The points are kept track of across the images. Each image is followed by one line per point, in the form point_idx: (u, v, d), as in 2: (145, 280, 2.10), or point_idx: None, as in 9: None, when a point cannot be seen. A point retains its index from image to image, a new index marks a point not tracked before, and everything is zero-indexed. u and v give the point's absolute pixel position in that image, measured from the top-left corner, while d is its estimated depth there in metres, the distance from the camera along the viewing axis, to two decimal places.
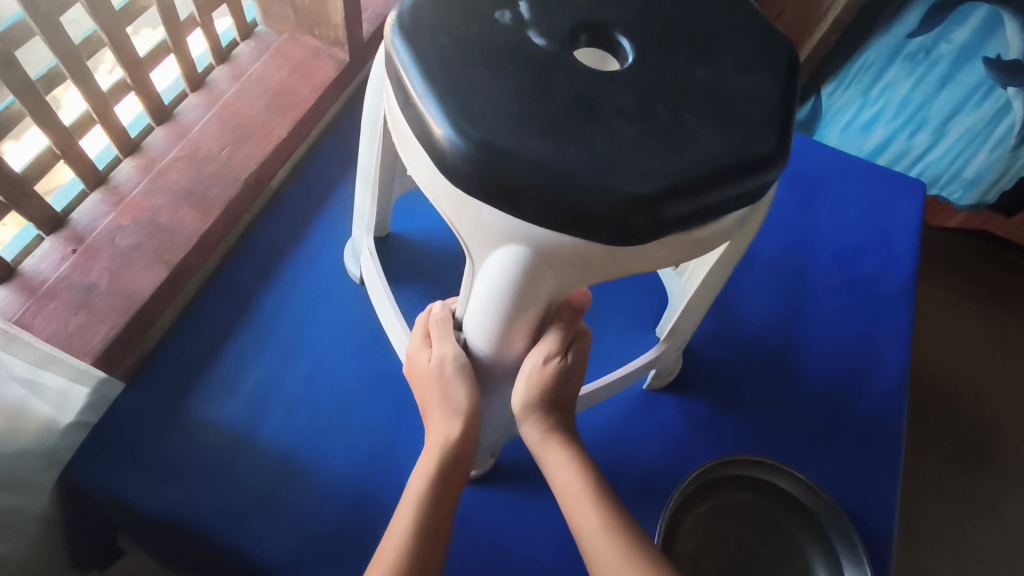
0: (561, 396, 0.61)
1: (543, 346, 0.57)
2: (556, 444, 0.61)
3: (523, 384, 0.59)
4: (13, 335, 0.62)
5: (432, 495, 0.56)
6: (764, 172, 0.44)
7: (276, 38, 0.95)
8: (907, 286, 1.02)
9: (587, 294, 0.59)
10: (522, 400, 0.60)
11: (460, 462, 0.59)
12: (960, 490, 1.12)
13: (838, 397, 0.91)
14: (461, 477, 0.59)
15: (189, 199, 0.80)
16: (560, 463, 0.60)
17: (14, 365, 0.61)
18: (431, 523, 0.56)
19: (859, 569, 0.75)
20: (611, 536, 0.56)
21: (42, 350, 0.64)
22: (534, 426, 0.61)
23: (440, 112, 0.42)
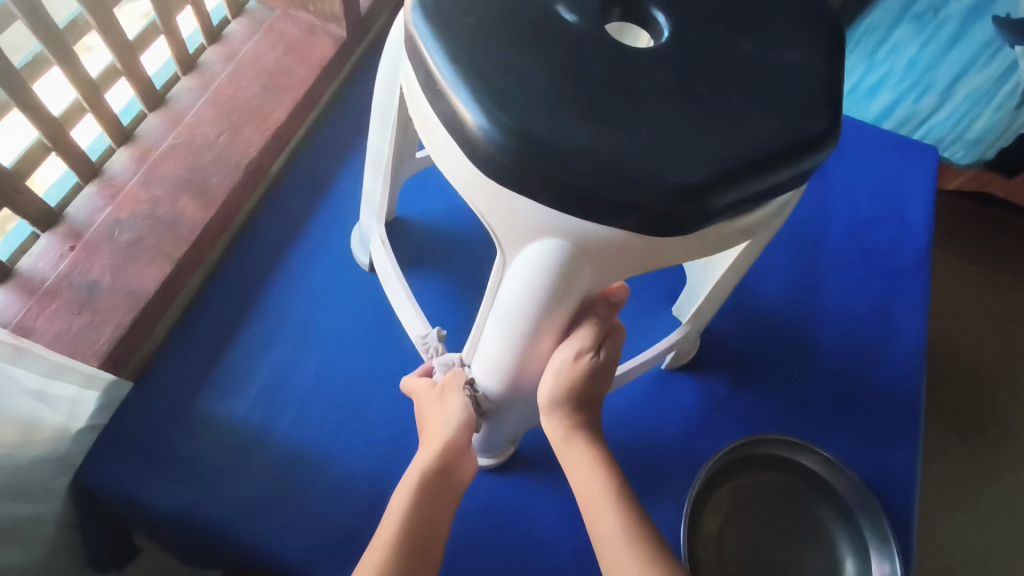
0: (589, 394, 0.61)
1: (575, 341, 0.56)
2: (580, 442, 0.60)
3: (551, 377, 0.58)
4: (24, 348, 0.59)
5: (425, 495, 0.57)
6: (813, 155, 0.42)
7: (269, 13, 0.90)
8: (924, 255, 1.00)
9: (626, 287, 0.57)
10: (547, 396, 0.59)
11: (450, 474, 0.59)
12: (978, 455, 1.12)
13: (857, 370, 0.90)
14: (454, 481, 0.59)
15: (188, 189, 0.77)
16: (582, 463, 0.59)
17: (24, 378, 0.59)
18: (422, 518, 0.56)
19: (882, 547, 0.74)
20: (632, 544, 0.55)
21: (53, 361, 0.62)
22: (558, 422, 0.61)
23: (470, 97, 0.39)
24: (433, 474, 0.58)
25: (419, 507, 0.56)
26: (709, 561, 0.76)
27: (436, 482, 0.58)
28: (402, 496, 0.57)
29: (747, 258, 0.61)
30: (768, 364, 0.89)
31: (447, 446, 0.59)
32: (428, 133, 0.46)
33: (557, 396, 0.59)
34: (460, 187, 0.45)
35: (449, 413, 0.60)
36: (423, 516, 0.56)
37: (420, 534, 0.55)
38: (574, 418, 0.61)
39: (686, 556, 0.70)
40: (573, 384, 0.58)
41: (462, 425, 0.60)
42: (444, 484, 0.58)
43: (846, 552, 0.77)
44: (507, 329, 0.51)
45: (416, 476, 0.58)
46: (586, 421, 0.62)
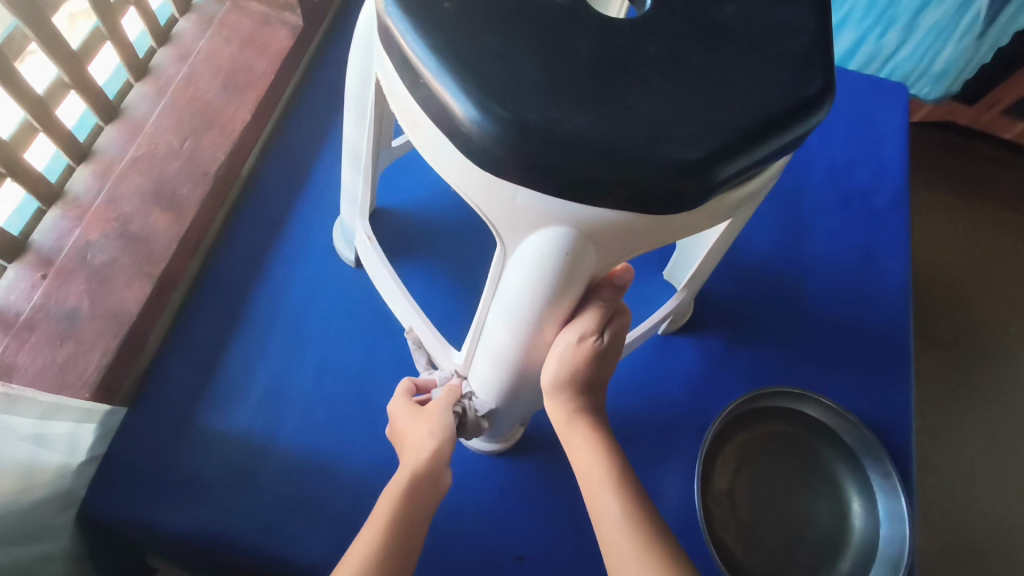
0: (593, 379, 0.60)
1: (579, 324, 0.55)
2: (581, 426, 0.60)
3: (554, 361, 0.57)
4: (15, 394, 0.57)
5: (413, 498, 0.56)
6: (812, 116, 0.41)
7: (218, 6, 0.85)
8: (902, 193, 1.02)
9: (631, 270, 0.58)
10: (551, 380, 0.59)
11: (436, 474, 0.58)
12: (965, 382, 1.15)
13: (848, 314, 0.92)
14: (439, 488, 0.58)
15: (158, 202, 0.74)
16: (584, 446, 0.59)
17: (17, 424, 0.57)
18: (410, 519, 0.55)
19: (888, 483, 0.76)
20: (632, 527, 0.53)
21: (46, 402, 0.60)
22: (561, 405, 0.61)
23: (457, 89, 0.38)
24: (422, 477, 0.57)
25: (404, 506, 0.55)
26: (723, 518, 0.78)
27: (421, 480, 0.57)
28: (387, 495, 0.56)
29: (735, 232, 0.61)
30: (762, 317, 0.90)
31: (432, 449, 0.59)
32: (413, 127, 0.44)
33: (562, 380, 0.58)
34: (454, 182, 0.43)
35: (437, 427, 0.61)
36: (409, 513, 0.55)
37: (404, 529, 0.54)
38: (577, 401, 0.61)
39: (700, 515, 0.71)
40: (577, 369, 0.58)
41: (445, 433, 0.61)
42: (428, 481, 0.57)
43: (854, 493, 0.79)
44: (510, 319, 0.50)
45: (402, 476, 0.57)
46: (589, 404, 0.61)
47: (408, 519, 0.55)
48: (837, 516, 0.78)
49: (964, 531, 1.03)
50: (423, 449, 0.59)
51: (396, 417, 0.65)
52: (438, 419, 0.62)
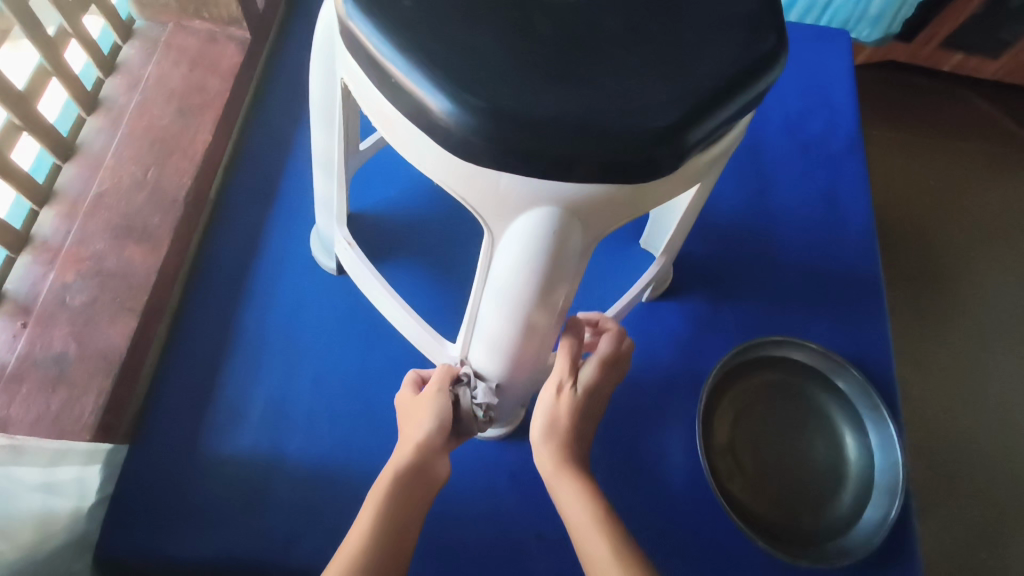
0: (582, 425, 0.65)
1: (557, 373, 0.65)
2: (568, 476, 0.61)
3: (542, 413, 0.65)
4: (22, 445, 0.60)
5: (398, 493, 0.57)
6: (770, 71, 0.43)
7: (161, 29, 0.84)
8: (855, 136, 1.05)
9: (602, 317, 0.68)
10: (543, 415, 0.64)
11: (426, 469, 0.59)
12: (933, 309, 1.20)
13: (819, 259, 0.95)
14: (428, 480, 0.59)
15: (130, 235, 0.73)
16: (572, 494, 0.60)
17: (24, 475, 0.60)
18: (394, 514, 0.55)
19: (877, 415, 0.80)
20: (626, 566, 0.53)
21: (50, 449, 0.62)
22: (550, 450, 0.63)
23: (429, 83, 0.39)
24: (407, 471, 0.58)
25: (391, 500, 0.56)
26: (729, 469, 0.80)
27: (409, 474, 0.58)
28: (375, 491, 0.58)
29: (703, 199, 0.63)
30: (739, 271, 0.93)
31: (422, 445, 0.60)
32: (388, 125, 0.44)
33: (552, 414, 0.64)
34: (436, 176, 0.44)
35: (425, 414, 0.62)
36: (395, 506, 0.56)
37: (392, 523, 0.55)
38: (566, 447, 0.63)
39: (707, 470, 0.73)
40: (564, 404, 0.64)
41: (438, 424, 0.61)
42: (417, 475, 0.58)
43: (848, 429, 0.82)
44: (504, 304, 0.51)
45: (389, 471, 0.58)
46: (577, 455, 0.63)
47: (394, 512, 0.56)
48: (833, 453, 0.82)
49: (951, 449, 1.09)
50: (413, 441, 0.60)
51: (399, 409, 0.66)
52: (431, 408, 0.62)
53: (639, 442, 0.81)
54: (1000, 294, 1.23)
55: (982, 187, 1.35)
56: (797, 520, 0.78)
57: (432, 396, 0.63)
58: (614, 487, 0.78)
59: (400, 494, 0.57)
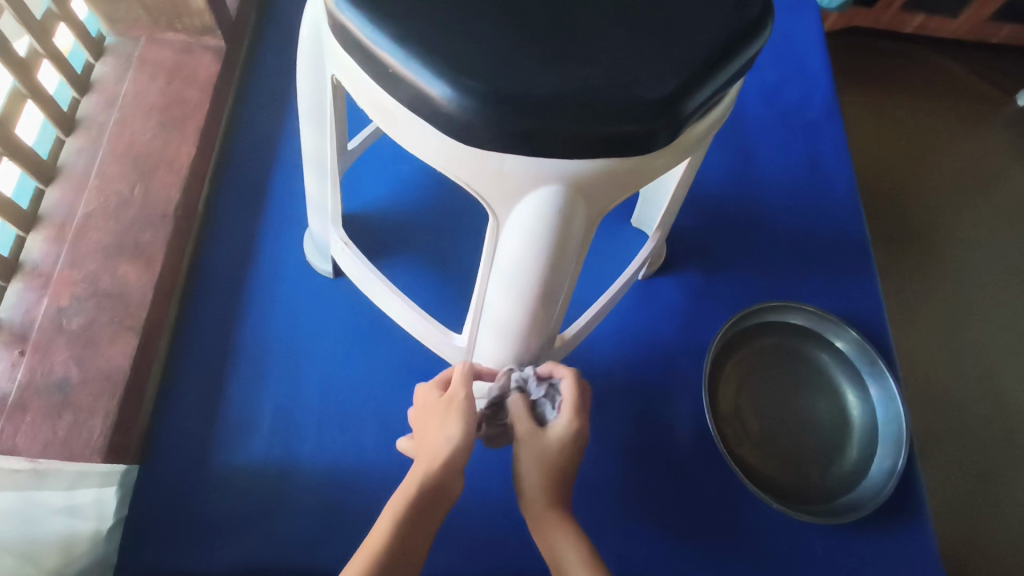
0: (567, 472, 0.59)
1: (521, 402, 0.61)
2: (561, 521, 0.58)
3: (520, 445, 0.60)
4: (44, 469, 0.62)
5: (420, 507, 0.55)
6: (759, 35, 0.44)
7: (133, 44, 0.83)
8: (831, 101, 1.07)
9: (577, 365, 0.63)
10: (524, 472, 0.59)
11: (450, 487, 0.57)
12: (919, 265, 1.23)
13: (807, 224, 0.97)
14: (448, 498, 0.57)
15: (122, 253, 0.72)
16: (560, 537, 0.57)
17: (48, 498, 0.62)
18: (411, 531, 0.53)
19: (876, 370, 0.82)
20: None
21: (71, 472, 0.63)
22: (535, 499, 0.58)
23: (427, 70, 0.39)
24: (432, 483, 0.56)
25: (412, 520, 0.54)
26: (736, 436, 0.81)
27: (433, 493, 0.56)
28: (395, 504, 0.55)
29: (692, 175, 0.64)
30: (730, 241, 0.94)
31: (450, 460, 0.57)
32: (385, 116, 0.44)
33: (533, 467, 0.58)
34: (438, 164, 0.45)
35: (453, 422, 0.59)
36: (414, 527, 0.54)
37: (409, 545, 0.53)
38: (550, 495, 0.59)
39: (716, 437, 0.75)
40: (541, 456, 0.58)
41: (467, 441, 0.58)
42: (440, 494, 0.56)
43: (848, 387, 0.84)
44: (512, 289, 0.52)
45: (413, 484, 0.55)
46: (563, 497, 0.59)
47: (413, 534, 0.54)
48: (837, 411, 0.83)
49: (947, 400, 1.11)
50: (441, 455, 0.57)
51: (420, 405, 0.63)
52: (462, 419, 0.58)
53: (647, 416, 0.82)
54: (979, 245, 1.27)
55: (954, 143, 1.38)
56: (809, 480, 0.79)
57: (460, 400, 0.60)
58: (626, 463, 0.79)
59: (420, 512, 0.55)
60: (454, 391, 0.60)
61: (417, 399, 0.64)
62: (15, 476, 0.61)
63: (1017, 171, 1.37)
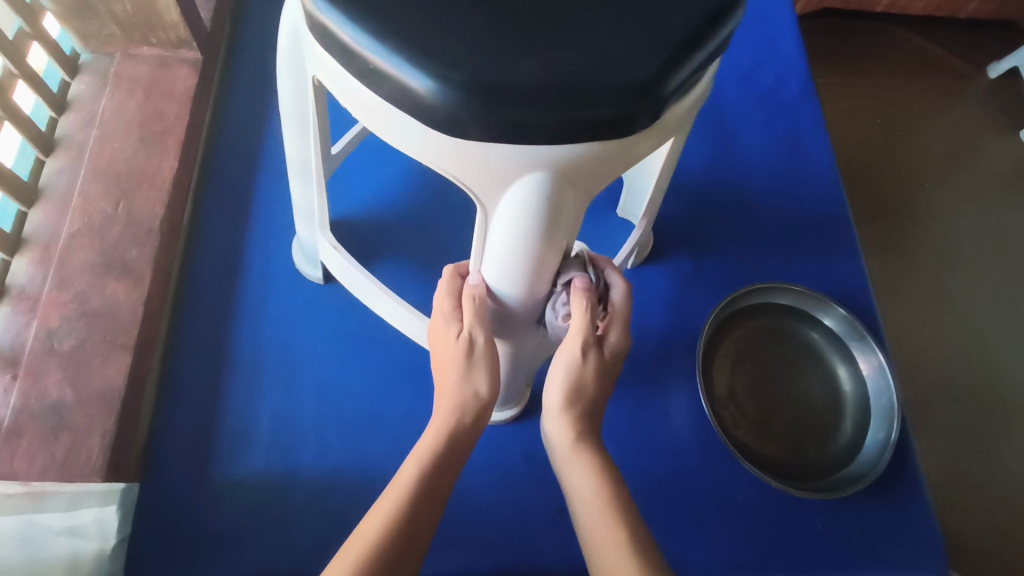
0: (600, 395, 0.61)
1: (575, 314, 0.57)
2: (583, 447, 0.58)
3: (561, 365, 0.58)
4: (40, 491, 0.62)
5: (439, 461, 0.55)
6: (733, 16, 0.44)
7: (109, 60, 0.82)
8: (807, 82, 1.08)
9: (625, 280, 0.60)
10: (562, 384, 0.59)
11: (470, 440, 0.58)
12: (901, 239, 1.25)
13: (789, 205, 0.98)
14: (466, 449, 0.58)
15: (110, 271, 0.72)
16: (579, 473, 0.57)
17: (49, 520, 0.62)
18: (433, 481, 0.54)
19: (865, 344, 0.83)
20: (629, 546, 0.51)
21: (68, 492, 0.62)
22: (561, 425, 0.59)
23: (409, 65, 0.39)
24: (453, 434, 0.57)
25: (436, 472, 0.55)
26: (732, 417, 0.82)
27: (455, 446, 0.57)
28: (419, 456, 0.55)
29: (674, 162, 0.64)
30: (715, 226, 0.95)
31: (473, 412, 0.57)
32: (369, 114, 0.45)
33: (570, 386, 0.59)
34: (424, 158, 0.45)
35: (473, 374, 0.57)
36: (437, 479, 0.55)
37: (431, 498, 0.54)
38: (578, 423, 0.59)
39: (712, 420, 0.76)
40: (582, 374, 0.58)
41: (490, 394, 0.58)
42: (460, 447, 0.57)
43: (839, 363, 0.85)
44: (505, 275, 0.52)
45: (437, 436, 0.56)
46: (587, 426, 0.60)
47: (435, 487, 0.54)
48: (829, 387, 0.85)
49: (935, 370, 1.13)
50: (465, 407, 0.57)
51: (439, 331, 0.59)
52: (488, 370, 0.57)
53: (643, 403, 0.83)
54: (958, 217, 1.29)
55: (929, 118, 1.40)
56: (805, 456, 0.81)
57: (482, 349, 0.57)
58: (624, 451, 0.80)
59: (442, 465, 0.56)
60: (474, 334, 0.56)
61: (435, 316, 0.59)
62: (11, 500, 0.61)
63: (991, 143, 1.39)
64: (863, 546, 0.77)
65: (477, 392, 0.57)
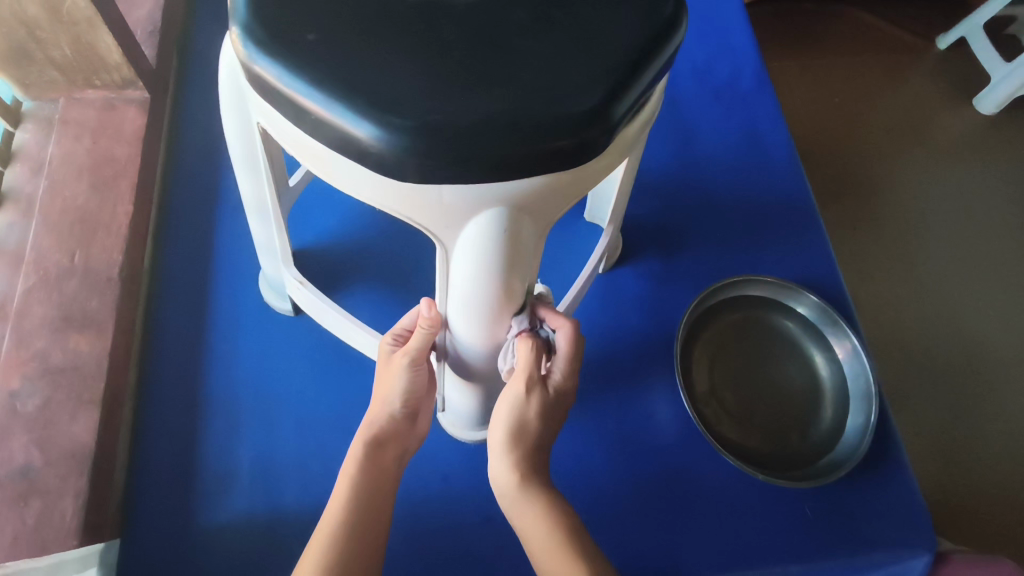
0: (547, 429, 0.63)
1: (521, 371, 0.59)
2: (529, 487, 0.60)
3: (505, 416, 0.61)
4: (13, 569, 0.56)
5: (368, 475, 0.59)
6: (675, 34, 0.44)
7: (52, 106, 0.80)
8: (761, 72, 1.09)
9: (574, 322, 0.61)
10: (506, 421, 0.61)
11: (393, 448, 0.61)
12: (865, 217, 1.27)
13: (754, 195, 0.99)
14: (393, 453, 0.61)
15: (70, 324, 0.70)
16: (529, 507, 0.59)
17: None
18: (367, 498, 0.58)
19: (838, 329, 0.85)
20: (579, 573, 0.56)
21: (46, 563, 0.57)
22: (506, 467, 0.61)
23: (350, 113, 0.39)
24: (373, 444, 0.60)
25: (369, 490, 0.58)
26: (715, 413, 0.83)
27: (379, 457, 0.60)
28: (346, 477, 0.58)
29: (634, 169, 0.65)
30: (682, 223, 0.96)
31: (391, 426, 0.61)
32: (318, 161, 0.44)
33: (516, 421, 0.61)
34: (376, 201, 0.45)
35: (395, 387, 0.60)
36: (371, 495, 0.58)
37: (372, 511, 0.58)
38: (522, 464, 0.61)
39: (696, 419, 0.76)
40: (529, 408, 0.61)
41: (408, 409, 0.62)
42: (385, 457, 0.60)
43: (815, 350, 0.86)
44: (469, 311, 0.52)
45: (357, 454, 0.59)
46: (534, 465, 0.61)
47: (371, 504, 0.58)
48: (807, 375, 0.86)
49: (909, 343, 1.15)
50: (381, 421, 0.60)
51: (381, 361, 0.62)
52: (402, 386, 0.60)
53: (626, 406, 0.83)
54: (920, 190, 1.31)
55: (886, 95, 1.43)
56: (790, 445, 0.82)
57: (404, 368, 0.60)
58: (609, 455, 0.80)
59: (373, 480, 0.59)
60: (400, 359, 0.59)
61: (379, 349, 0.63)
62: None
63: (948, 114, 1.42)
64: (854, 528, 0.78)
65: (393, 410, 0.61)
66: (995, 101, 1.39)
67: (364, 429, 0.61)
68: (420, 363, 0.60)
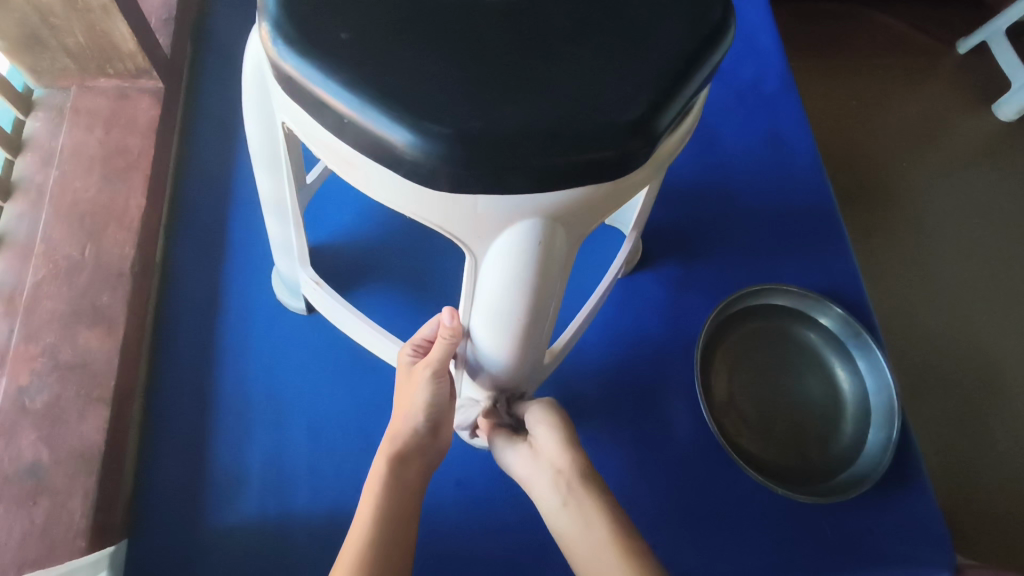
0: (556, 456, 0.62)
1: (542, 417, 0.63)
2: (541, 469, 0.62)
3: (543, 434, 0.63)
4: None
5: (392, 491, 0.57)
6: (722, 39, 0.42)
7: (64, 94, 0.78)
8: (785, 73, 1.07)
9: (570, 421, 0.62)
10: (556, 442, 0.62)
11: (417, 463, 0.59)
12: (886, 223, 1.25)
13: (776, 202, 0.97)
14: (417, 468, 0.59)
15: (81, 320, 0.68)
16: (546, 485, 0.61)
17: None
18: (392, 513, 0.56)
19: (862, 342, 0.83)
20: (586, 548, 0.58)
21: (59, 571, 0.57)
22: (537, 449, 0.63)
23: (386, 118, 0.37)
24: (397, 459, 0.58)
25: (396, 506, 0.56)
26: (734, 426, 0.81)
27: (402, 473, 0.58)
28: (371, 493, 0.57)
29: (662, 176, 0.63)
30: (703, 228, 0.94)
31: (414, 440, 0.59)
32: (346, 165, 0.43)
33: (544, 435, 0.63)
34: (407, 210, 0.43)
35: (417, 398, 0.59)
36: (398, 512, 0.56)
37: (398, 528, 0.56)
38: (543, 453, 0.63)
39: (715, 431, 0.74)
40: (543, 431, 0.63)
41: (431, 422, 0.60)
42: (409, 473, 0.59)
43: (837, 362, 0.85)
44: (497, 323, 0.50)
45: (380, 471, 0.58)
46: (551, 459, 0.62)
47: (396, 520, 0.56)
48: (828, 387, 0.84)
49: (928, 353, 1.13)
50: (404, 436, 0.59)
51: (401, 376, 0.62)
52: (426, 399, 0.59)
53: (642, 415, 0.81)
54: (941, 198, 1.29)
55: (909, 100, 1.40)
56: (809, 459, 0.80)
57: (425, 378, 0.59)
58: (625, 465, 0.78)
59: (399, 497, 0.57)
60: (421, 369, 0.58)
61: (398, 359, 0.62)
62: None
63: (971, 120, 1.39)
64: (871, 545, 0.77)
65: (416, 424, 0.59)
66: (1014, 107, 1.36)
67: (387, 444, 0.59)
68: (442, 374, 0.58)
